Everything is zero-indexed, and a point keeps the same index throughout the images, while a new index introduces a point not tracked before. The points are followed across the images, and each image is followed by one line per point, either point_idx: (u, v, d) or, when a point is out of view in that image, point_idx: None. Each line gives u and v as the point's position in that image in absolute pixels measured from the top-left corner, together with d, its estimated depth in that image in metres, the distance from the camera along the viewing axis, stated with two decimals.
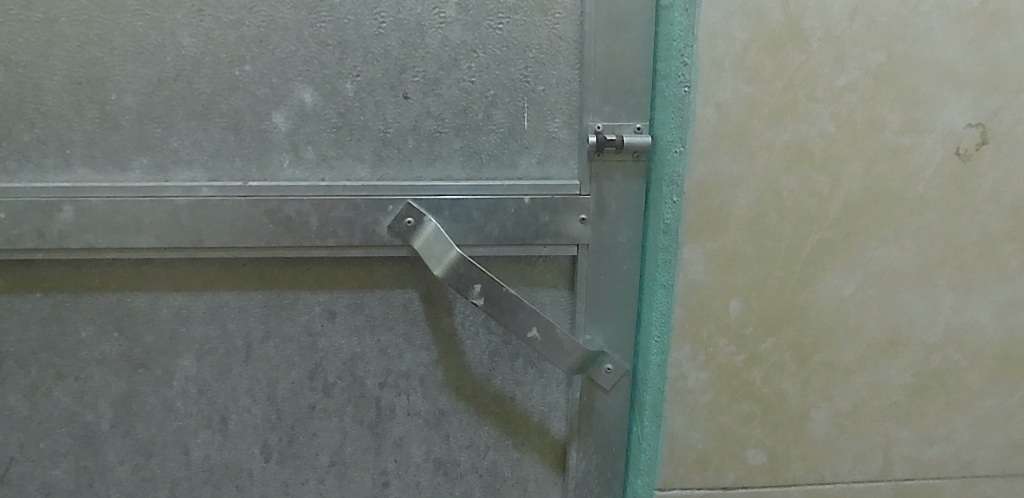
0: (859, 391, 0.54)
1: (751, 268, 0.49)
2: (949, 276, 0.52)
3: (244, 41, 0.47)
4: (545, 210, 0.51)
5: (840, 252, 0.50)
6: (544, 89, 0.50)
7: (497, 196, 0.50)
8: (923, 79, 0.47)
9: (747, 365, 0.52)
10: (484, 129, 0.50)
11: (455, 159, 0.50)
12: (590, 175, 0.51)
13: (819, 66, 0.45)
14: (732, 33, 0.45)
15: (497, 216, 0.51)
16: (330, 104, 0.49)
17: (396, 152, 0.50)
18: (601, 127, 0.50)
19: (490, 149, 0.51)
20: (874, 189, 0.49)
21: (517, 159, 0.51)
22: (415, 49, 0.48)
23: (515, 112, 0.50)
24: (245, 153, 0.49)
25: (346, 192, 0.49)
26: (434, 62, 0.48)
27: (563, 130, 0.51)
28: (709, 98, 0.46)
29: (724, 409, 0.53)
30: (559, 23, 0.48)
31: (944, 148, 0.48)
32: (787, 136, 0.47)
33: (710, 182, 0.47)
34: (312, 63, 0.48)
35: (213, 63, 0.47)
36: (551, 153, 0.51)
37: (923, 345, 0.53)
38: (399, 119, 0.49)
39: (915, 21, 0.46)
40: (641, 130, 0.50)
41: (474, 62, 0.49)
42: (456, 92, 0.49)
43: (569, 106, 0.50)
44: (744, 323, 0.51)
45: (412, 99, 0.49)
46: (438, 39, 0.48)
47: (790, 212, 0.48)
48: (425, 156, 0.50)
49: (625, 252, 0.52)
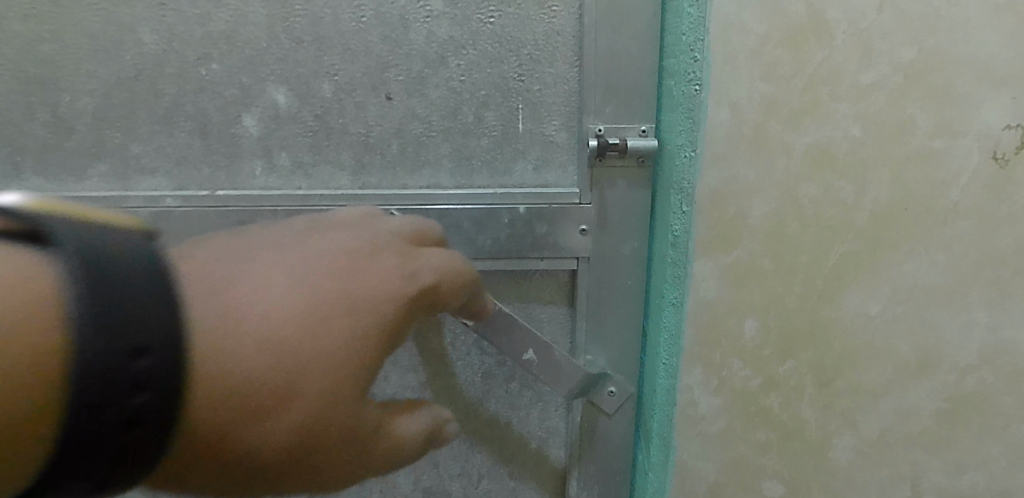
0: (884, 416, 0.49)
1: (768, 284, 0.45)
2: (982, 292, 0.46)
3: (211, 38, 0.43)
4: (542, 221, 0.47)
5: (866, 267, 0.45)
6: (540, 89, 0.46)
7: (489, 205, 0.47)
8: (957, 76, 0.42)
9: (764, 389, 0.48)
10: (475, 133, 0.46)
11: (444, 166, 0.47)
12: (591, 182, 0.47)
13: (843, 61, 0.41)
14: (748, 25, 0.40)
15: (489, 227, 0.47)
16: (305, 106, 0.45)
17: (379, 159, 0.46)
18: (603, 129, 0.46)
19: (482, 154, 0.47)
20: (903, 198, 0.44)
21: (513, 165, 0.47)
22: (399, 45, 0.44)
23: (509, 114, 0.46)
24: (213, 160, 0.46)
25: (324, 203, 0.46)
26: (419, 59, 0.45)
27: (561, 134, 0.47)
28: (723, 98, 0.42)
29: (739, 436, 0.49)
30: (557, 16, 0.44)
31: (980, 152, 0.43)
32: (807, 139, 0.42)
33: (724, 191, 0.43)
34: (285, 61, 0.44)
35: (178, 61, 0.43)
36: (549, 158, 0.47)
37: (955, 366, 0.48)
38: (381, 122, 0.46)
39: (951, 12, 0.41)
40: (647, 132, 0.46)
41: (464, 59, 0.45)
42: (444, 93, 0.45)
43: (568, 107, 0.46)
44: (760, 344, 0.47)
45: (395, 100, 0.45)
46: (424, 34, 0.44)
47: (810, 221, 0.44)
48: (411, 162, 0.47)
49: (630, 265, 0.49)
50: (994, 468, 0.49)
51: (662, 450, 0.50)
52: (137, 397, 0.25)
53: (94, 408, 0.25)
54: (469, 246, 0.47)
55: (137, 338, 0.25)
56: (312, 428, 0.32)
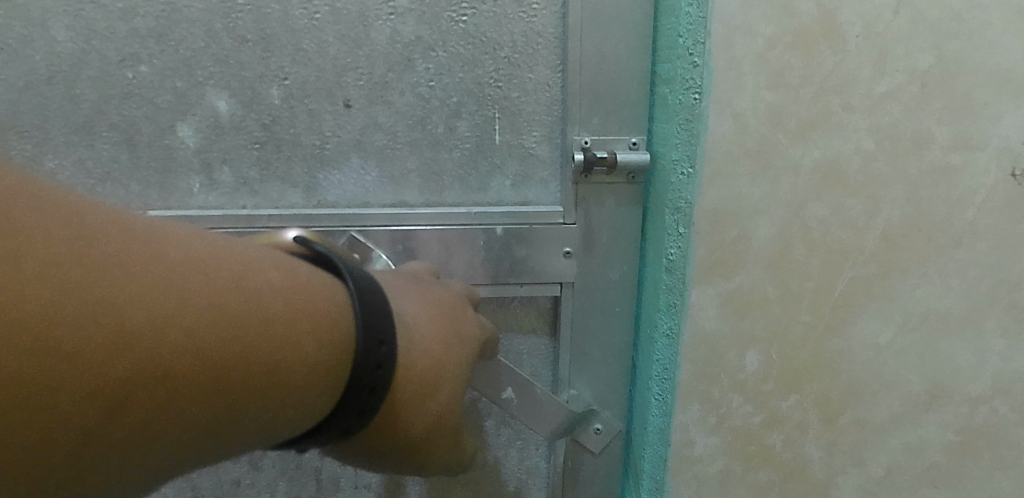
0: (893, 452, 0.46)
1: (772, 313, 0.41)
2: (997, 319, 0.43)
3: (139, 35, 0.41)
4: (521, 244, 0.45)
5: (877, 291, 0.41)
6: (519, 96, 0.43)
7: (464, 226, 0.44)
8: (976, 84, 0.38)
9: (766, 426, 0.43)
10: (446, 144, 0.44)
11: (411, 183, 0.45)
12: (576, 201, 0.44)
13: (857, 68, 0.37)
14: (753, 26, 0.36)
15: (462, 250, 0.45)
16: (251, 112, 0.43)
17: (336, 172, 0.45)
18: (590, 141, 0.43)
19: (453, 169, 0.45)
20: (918, 219, 0.40)
21: (488, 181, 0.45)
22: (358, 45, 0.42)
23: (485, 123, 0.44)
24: (144, 175, 0.44)
25: (270, 224, 0.44)
26: (383, 62, 0.42)
27: (543, 146, 0.45)
28: (725, 107, 0.37)
29: (737, 478, 0.44)
30: (537, 15, 0.42)
31: (998, 168, 0.40)
32: (816, 153, 0.38)
33: (724, 211, 0.39)
34: (228, 63, 0.42)
35: (100, 61, 0.42)
36: (530, 173, 0.45)
37: (967, 396, 0.45)
38: (338, 131, 0.44)
39: (971, 15, 0.37)
40: (637, 145, 0.43)
41: (432, 62, 0.42)
42: (411, 99, 0.43)
43: (548, 116, 0.44)
44: (762, 378, 0.42)
45: (354, 108, 0.43)
46: (387, 33, 0.42)
47: (818, 245, 0.40)
48: (374, 178, 0.45)
49: (620, 290, 0.46)
50: None
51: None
52: (378, 371, 0.30)
53: (351, 376, 0.29)
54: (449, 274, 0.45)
55: (379, 324, 0.30)
56: (442, 423, 0.34)
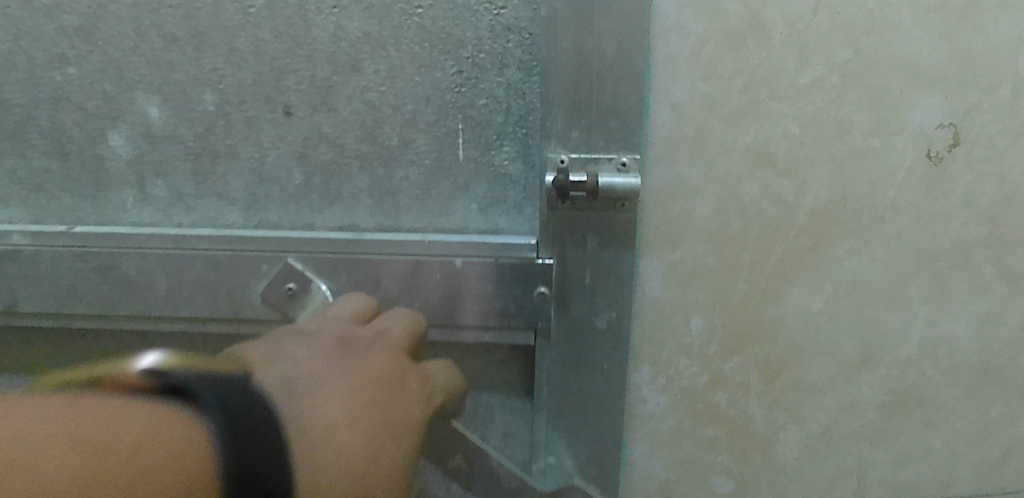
0: (830, 411, 0.50)
1: (712, 282, 0.45)
2: (922, 286, 0.49)
3: (75, 39, 0.46)
4: (492, 281, 0.45)
5: (807, 263, 0.46)
6: (485, 104, 0.45)
7: (423, 255, 0.46)
8: (891, 76, 0.43)
9: (711, 386, 0.48)
10: (403, 158, 0.47)
11: (362, 202, 0.48)
12: (553, 232, 0.44)
13: (781, 62, 0.42)
14: (687, 26, 0.40)
15: (420, 286, 0.46)
16: (185, 118, 0.48)
17: (279, 186, 0.48)
18: (568, 159, 0.42)
19: (411, 188, 0.47)
20: (843, 196, 0.45)
21: (451, 204, 0.48)
22: (298, 44, 0.45)
23: (449, 136, 0.46)
24: (89, 175, 0.50)
25: (220, 252, 0.47)
26: (328, 63, 0.45)
27: (512, 164, 0.46)
28: (663, 98, 0.42)
29: (687, 433, 0.49)
30: (506, 9, 0.43)
31: (915, 150, 0.45)
32: (748, 139, 0.43)
33: (666, 190, 0.43)
34: (159, 67, 0.46)
35: (42, 66, 0.47)
36: (496, 193, 0.47)
37: (897, 359, 0.50)
38: (281, 140, 0.47)
39: (884, 13, 0.42)
40: (627, 166, 0.42)
41: (382, 63, 0.45)
42: (360, 105, 0.46)
43: (520, 131, 0.45)
44: (707, 342, 0.47)
45: (295, 115, 0.46)
46: (331, 27, 0.44)
47: (753, 221, 0.44)
48: (324, 197, 0.48)
49: (603, 326, 0.45)
50: (943, 458, 0.54)
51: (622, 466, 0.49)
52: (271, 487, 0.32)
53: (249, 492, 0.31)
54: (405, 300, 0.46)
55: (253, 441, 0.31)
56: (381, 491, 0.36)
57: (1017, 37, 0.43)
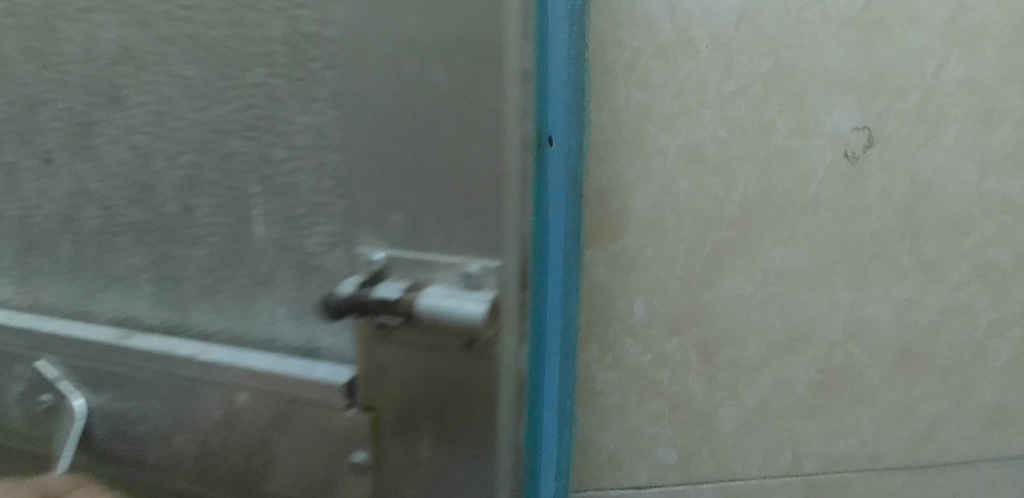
0: (764, 389, 0.55)
1: (651, 270, 0.50)
2: (844, 274, 0.54)
3: None
4: (316, 394, 0.45)
5: (738, 252, 0.51)
6: (282, 161, 0.45)
7: (231, 359, 0.47)
8: (809, 85, 0.48)
9: (654, 364, 0.53)
10: (195, 230, 0.48)
11: (145, 287, 0.50)
12: (371, 341, 0.44)
13: (708, 72, 0.47)
14: (623, 42, 0.46)
15: (232, 397, 0.47)
16: None
17: (79, 225, 0.51)
18: (383, 257, 0.43)
19: (205, 261, 0.49)
20: (769, 191, 0.50)
21: (254, 294, 0.48)
22: (49, 62, 0.49)
23: (244, 202, 0.46)
24: None
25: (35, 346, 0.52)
26: (85, 87, 0.48)
27: (329, 258, 0.45)
28: (603, 105, 0.47)
29: (633, 407, 0.54)
30: (269, 28, 0.43)
31: (834, 150, 0.50)
32: (680, 141, 0.48)
33: (607, 186, 0.49)
34: None
35: None
36: (305, 280, 0.47)
37: (825, 341, 0.55)
38: (58, 170, 0.51)
39: (799, 28, 0.47)
40: (470, 279, 0.41)
41: (142, 88, 0.46)
42: (134, 138, 0.48)
43: (322, 214, 0.45)
44: (648, 323, 0.52)
45: (53, 147, 0.50)
46: (76, 48, 0.47)
47: (687, 215, 0.50)
48: (118, 281, 0.51)
49: (451, 440, 0.45)
50: (873, 433, 0.58)
51: (561, 457, 0.52)
52: None
53: None
54: (239, 423, 0.48)
55: None
56: None
57: (921, 49, 0.49)
